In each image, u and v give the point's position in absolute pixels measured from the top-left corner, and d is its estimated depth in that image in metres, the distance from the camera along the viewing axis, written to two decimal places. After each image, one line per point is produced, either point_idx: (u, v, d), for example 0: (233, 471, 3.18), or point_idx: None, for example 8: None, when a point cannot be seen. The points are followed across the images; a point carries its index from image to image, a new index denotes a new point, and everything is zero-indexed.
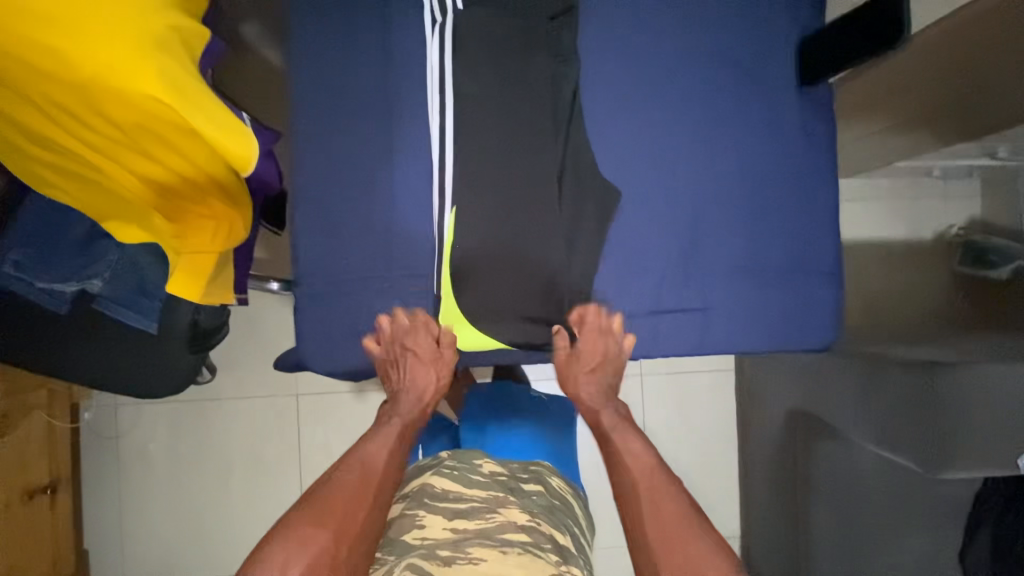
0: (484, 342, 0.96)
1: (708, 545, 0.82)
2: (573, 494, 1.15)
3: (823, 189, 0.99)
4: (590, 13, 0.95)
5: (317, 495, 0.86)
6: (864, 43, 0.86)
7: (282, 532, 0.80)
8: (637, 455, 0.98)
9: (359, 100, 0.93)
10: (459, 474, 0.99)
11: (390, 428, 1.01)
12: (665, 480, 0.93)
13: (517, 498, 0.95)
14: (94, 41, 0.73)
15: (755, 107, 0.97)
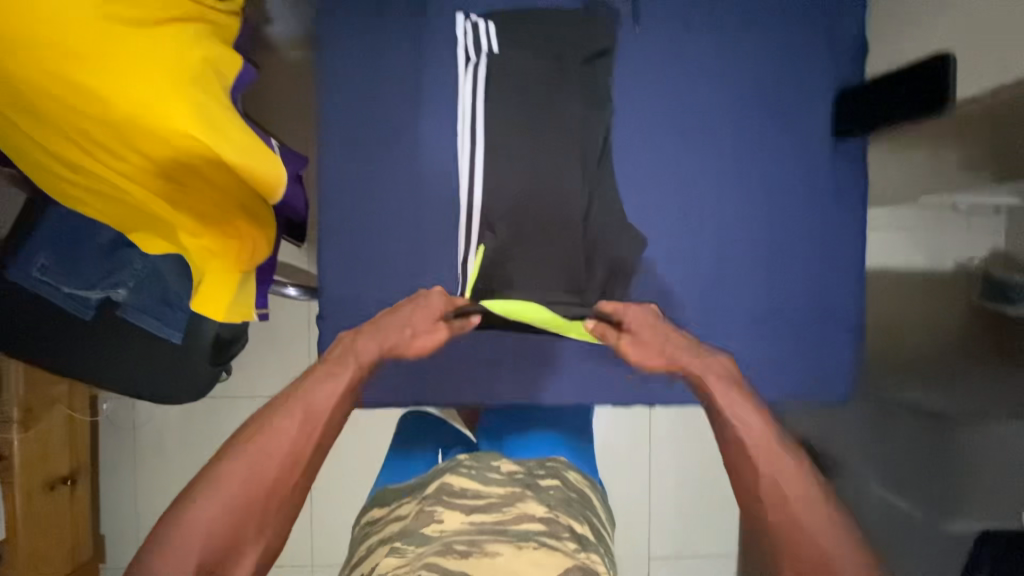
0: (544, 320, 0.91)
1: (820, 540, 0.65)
2: (590, 486, 1.14)
3: (852, 241, 0.98)
4: (623, 56, 0.94)
5: (255, 443, 0.72)
6: (902, 109, 0.83)
7: (207, 490, 0.68)
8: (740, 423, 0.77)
9: (391, 135, 0.95)
10: (476, 472, 1.02)
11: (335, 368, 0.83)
12: (771, 456, 0.72)
13: (534, 493, 0.97)
14: (131, 81, 0.73)
15: (788, 159, 0.96)
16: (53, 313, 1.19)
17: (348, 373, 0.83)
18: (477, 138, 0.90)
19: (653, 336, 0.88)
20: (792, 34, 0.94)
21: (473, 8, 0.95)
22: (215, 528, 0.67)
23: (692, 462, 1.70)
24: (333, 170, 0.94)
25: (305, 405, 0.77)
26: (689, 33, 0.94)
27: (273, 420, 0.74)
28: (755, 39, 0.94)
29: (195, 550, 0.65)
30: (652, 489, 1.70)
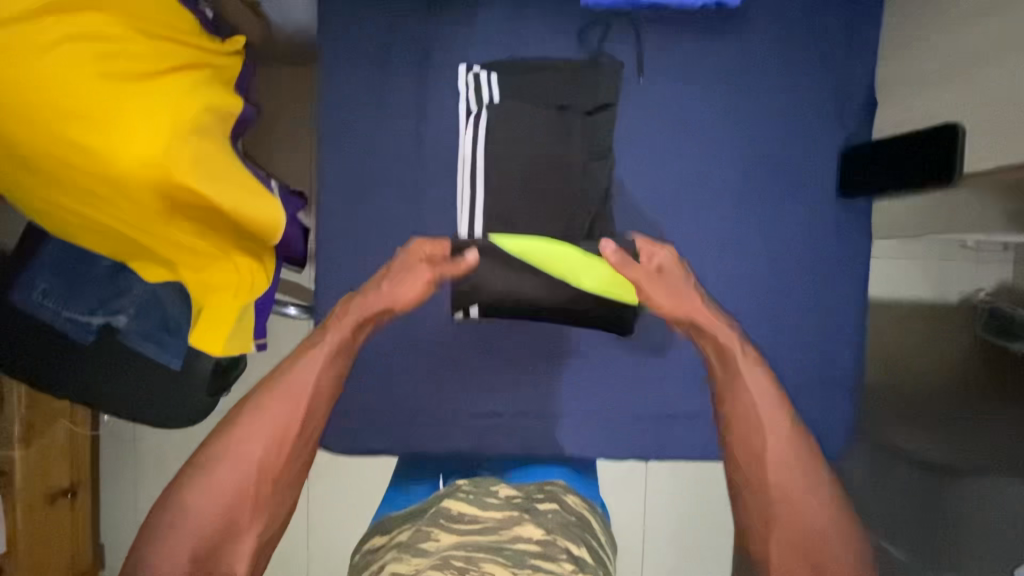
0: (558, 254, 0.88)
1: (799, 509, 0.83)
2: (592, 510, 0.98)
3: (854, 299, 0.97)
4: (627, 109, 0.93)
5: (238, 431, 0.87)
6: (910, 176, 0.82)
7: (197, 489, 0.84)
8: (756, 391, 0.89)
9: (390, 184, 0.96)
10: (473, 496, 0.93)
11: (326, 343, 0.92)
12: (787, 441, 0.87)
13: (533, 517, 0.89)
14: (128, 138, 0.72)
15: (790, 215, 0.95)
16: (54, 337, 1.21)
17: (327, 347, 0.91)
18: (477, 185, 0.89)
19: (674, 285, 0.91)
20: (799, 91, 0.93)
21: (476, 54, 0.93)
22: (210, 516, 0.83)
23: (693, 508, 1.51)
24: (336, 216, 0.96)
25: (285, 388, 0.90)
26: (693, 87, 0.93)
27: (257, 401, 0.90)
28: (762, 94, 0.93)
29: (190, 537, 0.82)
30: (646, 536, 1.52)
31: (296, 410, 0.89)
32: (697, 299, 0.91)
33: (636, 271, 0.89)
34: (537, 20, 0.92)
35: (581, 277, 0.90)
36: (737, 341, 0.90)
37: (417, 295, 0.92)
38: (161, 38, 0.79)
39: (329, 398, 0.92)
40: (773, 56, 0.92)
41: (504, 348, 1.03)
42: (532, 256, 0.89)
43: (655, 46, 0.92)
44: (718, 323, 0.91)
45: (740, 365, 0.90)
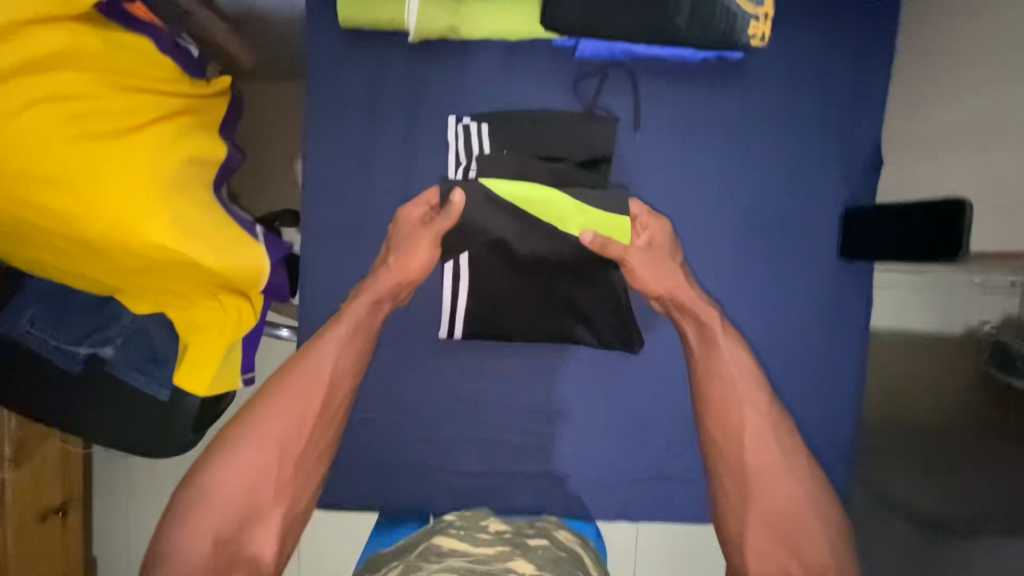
0: (554, 200, 0.82)
1: (773, 491, 0.91)
2: (583, 544, 0.96)
3: (844, 357, 0.97)
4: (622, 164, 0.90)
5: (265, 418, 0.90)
6: (916, 249, 0.78)
7: (228, 469, 0.89)
8: (732, 366, 0.93)
9: (377, 235, 0.92)
10: (464, 533, 0.89)
11: (338, 330, 0.91)
12: (762, 417, 0.92)
13: (524, 554, 0.84)
14: (104, 202, 0.70)
15: (785, 275, 0.94)
16: (44, 365, 1.20)
17: (345, 330, 0.91)
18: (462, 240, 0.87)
19: (663, 262, 0.89)
20: (804, 148, 0.89)
21: (465, 103, 0.89)
22: (239, 502, 0.88)
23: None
24: (320, 269, 0.92)
25: (307, 375, 0.91)
26: (693, 142, 0.90)
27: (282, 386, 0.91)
28: (764, 151, 0.90)
29: (219, 516, 0.88)
30: None
31: (319, 392, 0.91)
32: (682, 276, 0.90)
33: (628, 251, 0.85)
34: (530, 69, 0.88)
35: (572, 223, 0.83)
36: (717, 319, 0.92)
37: (424, 262, 0.88)
38: (133, 89, 0.75)
39: (349, 379, 0.93)
40: (778, 112, 0.89)
41: (498, 403, 0.99)
42: (528, 204, 0.82)
43: (654, 99, 0.88)
44: (700, 302, 0.92)
45: (719, 340, 0.93)
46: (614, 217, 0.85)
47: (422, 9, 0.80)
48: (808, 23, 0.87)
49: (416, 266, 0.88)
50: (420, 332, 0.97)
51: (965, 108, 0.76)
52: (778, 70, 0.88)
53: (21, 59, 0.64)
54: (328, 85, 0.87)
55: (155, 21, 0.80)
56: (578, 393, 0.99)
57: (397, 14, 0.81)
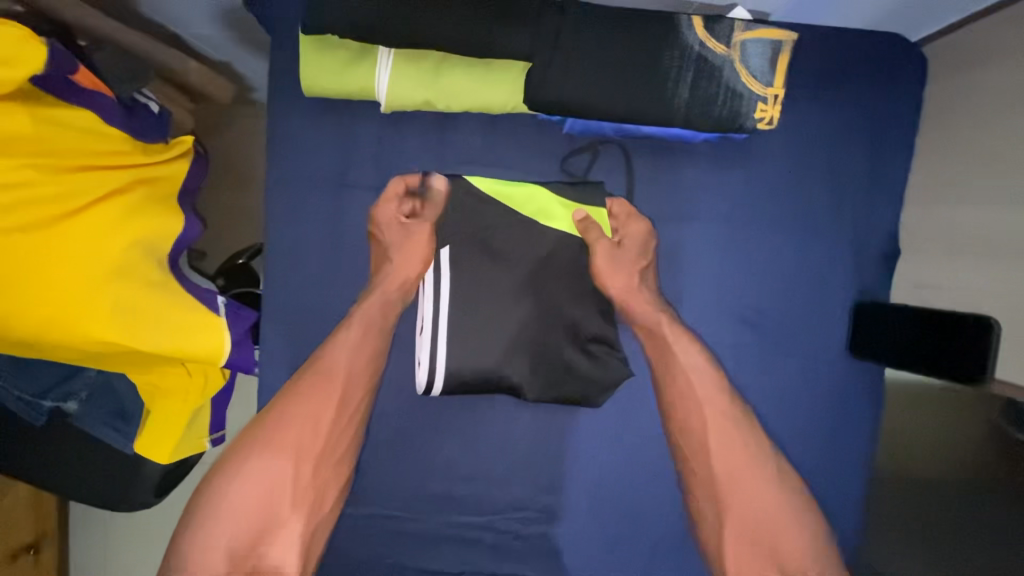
0: (543, 195, 0.79)
1: (752, 499, 0.76)
2: None
3: (855, 458, 0.87)
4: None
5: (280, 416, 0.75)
6: (938, 359, 0.70)
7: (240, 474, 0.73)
8: (692, 374, 0.79)
9: (345, 312, 0.84)
10: None
11: (351, 330, 0.77)
12: (728, 424, 0.78)
13: None
14: (40, 297, 0.65)
15: (791, 364, 0.85)
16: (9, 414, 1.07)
17: (356, 330, 0.77)
18: (442, 273, 0.78)
19: (627, 264, 0.79)
20: (811, 232, 0.83)
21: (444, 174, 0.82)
22: (250, 512, 0.72)
23: None
24: (280, 347, 0.84)
25: (320, 370, 0.76)
26: (690, 223, 0.83)
27: (293, 387, 0.77)
28: (767, 234, 0.83)
29: (228, 532, 0.71)
30: None
31: (335, 391, 0.76)
32: (637, 278, 0.79)
33: (598, 243, 0.78)
34: (517, 143, 0.82)
35: (554, 215, 0.79)
36: (666, 321, 0.79)
37: (421, 262, 0.78)
38: (78, 168, 0.69)
39: (366, 380, 0.78)
40: (783, 191, 0.83)
41: (473, 501, 0.85)
42: (517, 202, 0.79)
43: (651, 176, 0.82)
44: (651, 307, 0.79)
45: (672, 345, 0.78)
46: (591, 209, 0.80)
47: (394, 81, 0.73)
48: (819, 100, 0.81)
49: (405, 266, 0.78)
50: (386, 421, 0.85)
51: (992, 210, 0.69)
52: (784, 148, 0.82)
53: None
54: (300, 154, 0.82)
55: (106, 90, 0.74)
56: (566, 490, 0.86)
57: (366, 85, 0.74)
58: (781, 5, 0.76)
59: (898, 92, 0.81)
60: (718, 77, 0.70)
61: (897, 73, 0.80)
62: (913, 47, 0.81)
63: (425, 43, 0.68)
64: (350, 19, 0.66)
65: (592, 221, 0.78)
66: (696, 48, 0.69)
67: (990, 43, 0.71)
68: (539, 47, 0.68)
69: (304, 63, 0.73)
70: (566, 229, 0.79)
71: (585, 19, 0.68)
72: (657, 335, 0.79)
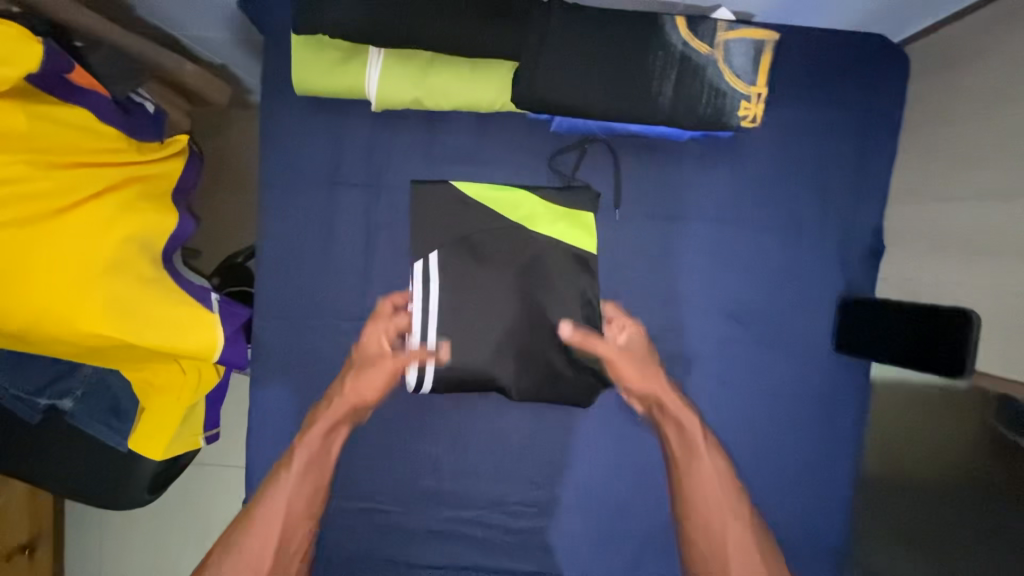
0: (529, 202, 0.80)
1: None
2: None
3: (842, 452, 0.88)
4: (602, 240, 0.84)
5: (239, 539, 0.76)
6: (922, 357, 0.71)
7: None
8: (716, 476, 0.81)
9: (337, 307, 0.85)
10: None
11: (301, 460, 0.80)
12: (746, 525, 0.81)
13: None
14: (29, 291, 0.65)
15: (778, 360, 0.86)
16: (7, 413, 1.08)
17: (298, 464, 0.80)
18: (430, 294, 0.78)
19: (648, 369, 0.82)
20: (797, 232, 0.84)
21: (435, 172, 0.84)
22: None
23: None
24: (272, 344, 0.85)
25: (276, 502, 0.78)
26: (678, 223, 0.84)
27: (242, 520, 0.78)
28: (754, 233, 0.84)
29: None
30: None
31: (276, 529, 0.78)
32: (664, 381, 0.82)
33: (613, 351, 0.80)
34: (507, 141, 0.83)
35: (540, 221, 0.80)
36: (699, 423, 0.82)
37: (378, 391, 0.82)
38: (67, 166, 0.70)
39: (307, 514, 0.80)
40: (769, 189, 0.84)
41: (464, 497, 0.86)
42: (504, 208, 0.80)
43: (638, 176, 0.84)
44: (680, 404, 0.82)
45: (702, 445, 0.81)
46: (579, 214, 0.80)
47: (384, 80, 0.75)
48: (804, 99, 0.82)
49: (362, 389, 0.81)
50: (376, 416, 0.86)
51: (975, 205, 0.70)
52: (769, 147, 0.83)
53: None
54: (293, 152, 0.83)
55: (102, 90, 0.75)
56: (557, 484, 0.86)
57: (356, 84, 0.75)
58: (765, 7, 0.77)
59: (881, 92, 0.82)
60: (702, 76, 0.71)
61: (880, 74, 0.82)
62: (896, 48, 0.82)
63: (414, 43, 0.70)
64: (341, 15, 0.67)
65: (591, 334, 0.80)
66: (680, 48, 0.70)
67: (969, 43, 0.72)
68: (526, 47, 0.69)
69: (296, 61, 0.74)
70: (552, 236, 0.80)
71: (571, 18, 0.69)
72: (687, 434, 0.82)
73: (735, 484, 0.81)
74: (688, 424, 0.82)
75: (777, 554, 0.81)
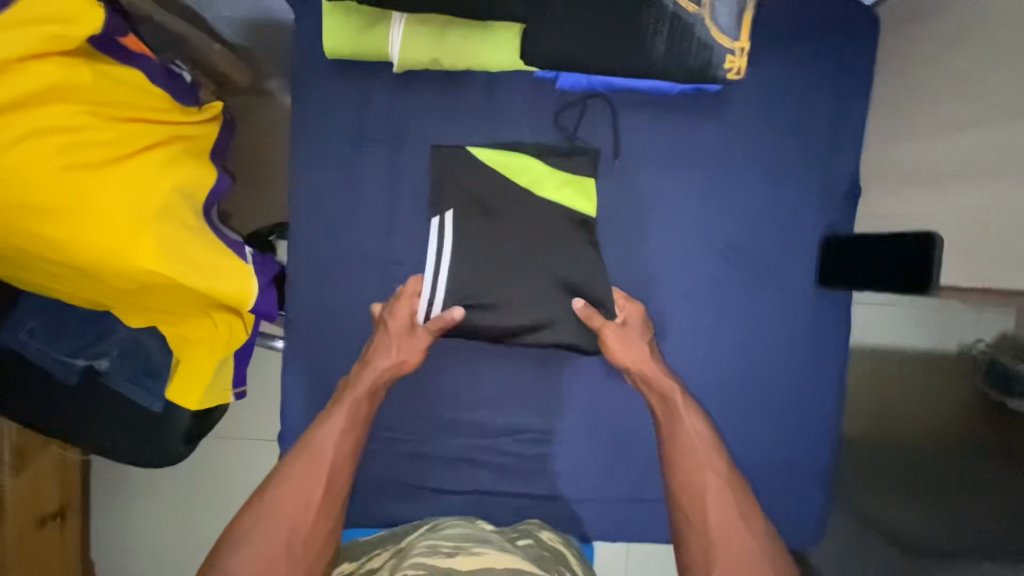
0: (531, 165, 0.89)
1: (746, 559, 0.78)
2: (567, 544, 0.89)
3: (825, 379, 0.97)
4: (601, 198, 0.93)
5: (273, 489, 0.79)
6: (893, 280, 0.79)
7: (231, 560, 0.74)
8: (696, 438, 0.84)
9: (363, 253, 0.93)
10: (469, 525, 0.84)
11: (344, 409, 0.84)
12: (725, 483, 0.82)
13: (515, 546, 0.81)
14: (92, 231, 0.73)
15: (766, 296, 0.94)
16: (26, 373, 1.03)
17: (343, 415, 0.84)
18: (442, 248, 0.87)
19: (633, 339, 0.88)
20: (780, 178, 0.92)
21: (449, 129, 0.92)
22: None
23: None
24: (302, 289, 0.93)
25: (314, 451, 0.82)
26: (673, 171, 0.92)
27: (281, 471, 0.81)
28: (740, 182, 0.92)
29: None
30: None
31: (322, 475, 0.81)
32: (647, 351, 0.87)
33: (604, 324, 0.87)
34: (516, 99, 0.92)
35: (545, 184, 0.89)
36: (679, 390, 0.86)
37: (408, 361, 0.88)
38: (124, 121, 0.78)
39: (350, 463, 0.83)
40: (755, 139, 0.92)
41: (477, 427, 0.93)
42: (510, 170, 0.89)
43: (635, 129, 0.92)
44: (663, 375, 0.87)
45: (681, 410, 0.85)
46: (581, 178, 0.89)
47: (406, 42, 0.83)
48: (785, 56, 0.90)
49: (393, 358, 0.86)
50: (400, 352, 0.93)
51: (939, 144, 0.78)
52: (755, 100, 0.91)
53: (16, 93, 0.67)
54: (322, 112, 0.91)
55: (148, 53, 0.85)
56: (568, 415, 0.94)
57: (380, 46, 0.84)
58: None
59: (854, 50, 0.91)
60: (692, 34, 0.79)
61: (851, 34, 0.90)
62: (866, 10, 0.90)
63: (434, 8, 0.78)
64: None
65: (591, 309, 0.88)
66: (671, 9, 0.77)
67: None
68: (535, 10, 0.77)
69: (327, 28, 0.83)
70: (557, 200, 0.89)
71: None
72: (666, 399, 0.86)
73: (716, 444, 0.84)
74: (670, 390, 0.86)
75: (758, 509, 0.82)
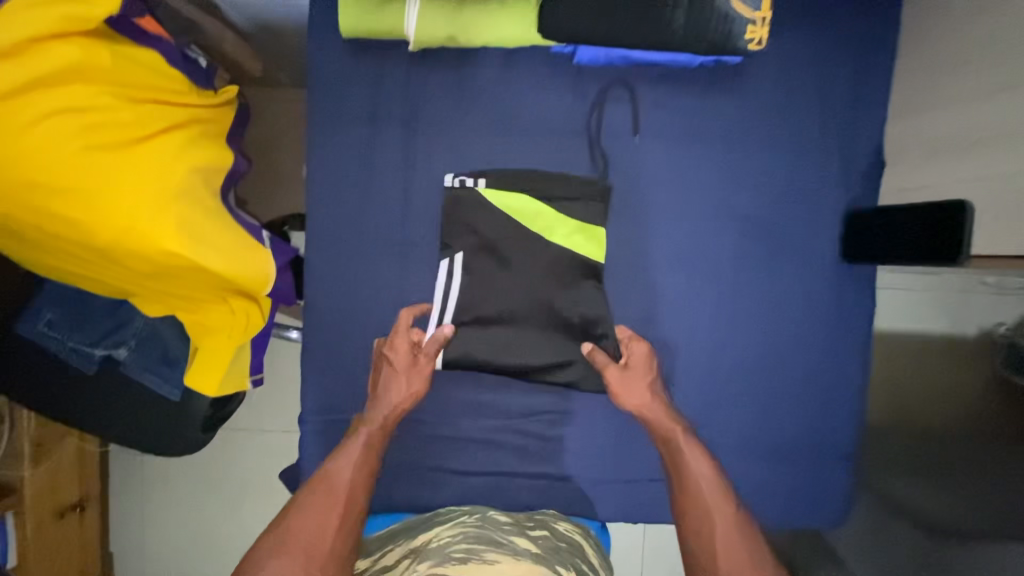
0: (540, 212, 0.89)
1: None
2: (584, 534, 0.88)
3: (848, 357, 0.95)
4: (611, 213, 0.92)
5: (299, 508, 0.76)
6: (925, 252, 0.76)
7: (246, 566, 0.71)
8: (703, 481, 0.81)
9: (379, 235, 0.93)
10: (484, 519, 0.82)
11: (356, 443, 0.83)
12: (736, 525, 0.78)
13: (529, 539, 0.78)
14: (110, 209, 0.72)
15: (787, 271, 0.93)
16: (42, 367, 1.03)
17: (355, 446, 0.82)
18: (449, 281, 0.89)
19: (637, 380, 0.87)
20: (800, 151, 0.91)
21: (464, 106, 0.91)
22: None
23: None
24: (319, 271, 0.92)
25: (327, 483, 0.79)
26: (692, 146, 0.91)
27: (297, 502, 0.78)
28: (761, 157, 0.91)
29: None
30: None
31: (339, 502, 0.77)
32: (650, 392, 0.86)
33: (610, 365, 0.87)
34: (532, 76, 0.91)
35: (556, 231, 0.89)
36: (682, 430, 0.84)
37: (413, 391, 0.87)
38: (142, 101, 0.78)
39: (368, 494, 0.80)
40: (775, 112, 0.91)
41: (497, 408, 0.93)
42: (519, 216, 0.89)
43: (654, 104, 0.91)
44: (666, 417, 0.86)
45: (685, 453, 0.83)
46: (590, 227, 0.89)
47: (423, 18, 0.83)
48: (806, 26, 0.89)
49: (401, 393, 0.86)
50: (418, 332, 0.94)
51: (966, 109, 0.77)
52: (775, 72, 0.90)
53: (37, 72, 0.67)
54: (335, 93, 0.91)
55: (165, 36, 0.85)
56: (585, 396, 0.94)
57: (397, 24, 0.84)
58: None
59: (877, 19, 0.89)
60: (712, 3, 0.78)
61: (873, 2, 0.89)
62: None
63: None
64: None
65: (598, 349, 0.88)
66: None
67: None
68: None
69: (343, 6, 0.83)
70: (567, 245, 0.89)
71: None
72: (671, 441, 0.84)
73: (725, 487, 0.81)
74: (673, 432, 0.84)
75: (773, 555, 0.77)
